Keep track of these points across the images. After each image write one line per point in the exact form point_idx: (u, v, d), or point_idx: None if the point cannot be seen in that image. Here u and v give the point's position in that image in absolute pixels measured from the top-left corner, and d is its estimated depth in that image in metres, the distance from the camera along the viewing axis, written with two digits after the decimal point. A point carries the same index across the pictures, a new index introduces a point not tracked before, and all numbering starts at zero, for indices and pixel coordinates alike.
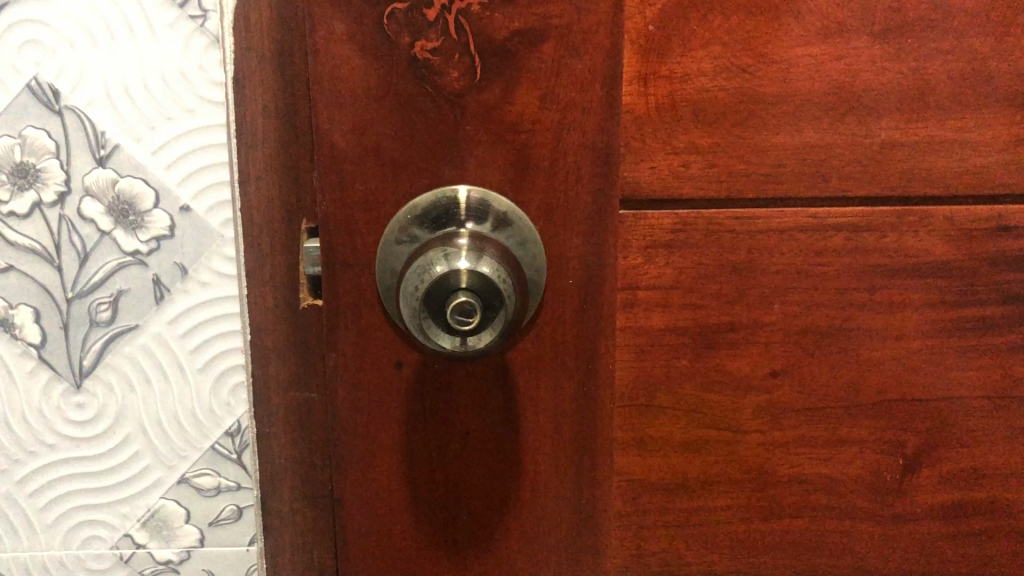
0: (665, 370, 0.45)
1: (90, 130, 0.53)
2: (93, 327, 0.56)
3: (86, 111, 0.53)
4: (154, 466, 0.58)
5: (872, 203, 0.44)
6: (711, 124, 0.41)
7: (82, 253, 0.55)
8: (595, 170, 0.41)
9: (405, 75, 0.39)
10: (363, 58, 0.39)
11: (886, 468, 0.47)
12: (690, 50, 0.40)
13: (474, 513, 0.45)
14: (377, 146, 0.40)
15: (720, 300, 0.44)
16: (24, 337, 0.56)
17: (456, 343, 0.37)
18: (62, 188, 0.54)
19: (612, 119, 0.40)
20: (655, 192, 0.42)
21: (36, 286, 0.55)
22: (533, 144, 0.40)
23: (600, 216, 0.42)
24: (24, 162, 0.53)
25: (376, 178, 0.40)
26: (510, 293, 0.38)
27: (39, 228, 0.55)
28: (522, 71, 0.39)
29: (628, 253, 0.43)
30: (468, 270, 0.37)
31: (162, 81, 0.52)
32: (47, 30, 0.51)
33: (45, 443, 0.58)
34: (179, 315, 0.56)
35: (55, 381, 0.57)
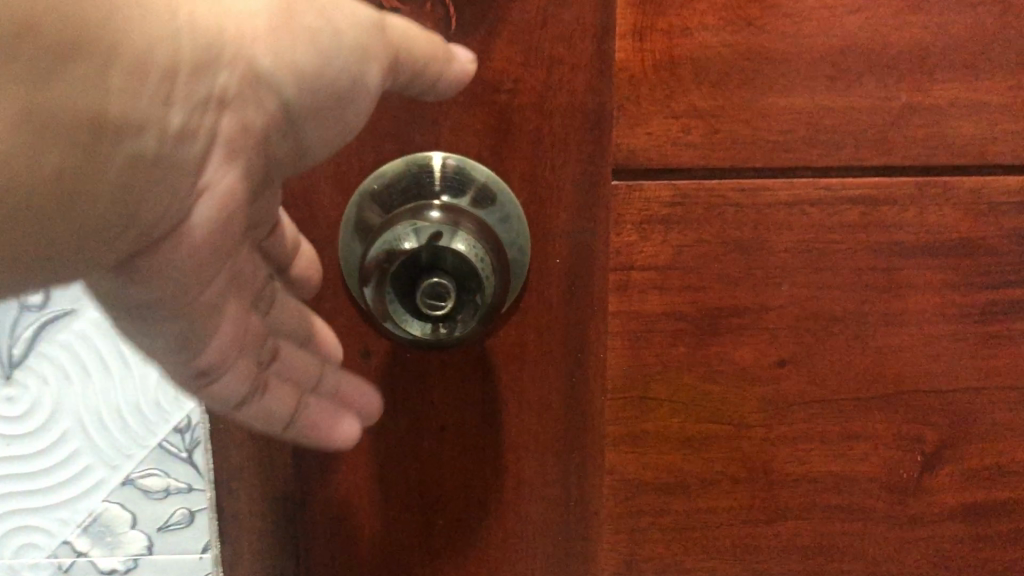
0: (662, 360, 0.40)
1: None
2: (26, 314, 0.63)
3: None
4: (96, 466, 0.65)
5: (890, 173, 0.40)
6: (715, 86, 0.37)
7: None
8: (585, 135, 0.37)
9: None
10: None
11: (904, 466, 0.43)
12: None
13: (451, 517, 0.41)
14: None
15: (724, 281, 0.39)
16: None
17: (428, 331, 0.34)
18: None
19: (603, 78, 0.36)
20: (651, 161, 0.38)
21: None
22: (515, 106, 0.36)
23: (590, 188, 0.38)
24: None
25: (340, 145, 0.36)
26: (492, 275, 0.34)
27: None
28: (501, 22, 0.36)
29: (621, 229, 0.38)
30: (443, 246, 0.33)
31: None
32: None
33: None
34: None
35: None
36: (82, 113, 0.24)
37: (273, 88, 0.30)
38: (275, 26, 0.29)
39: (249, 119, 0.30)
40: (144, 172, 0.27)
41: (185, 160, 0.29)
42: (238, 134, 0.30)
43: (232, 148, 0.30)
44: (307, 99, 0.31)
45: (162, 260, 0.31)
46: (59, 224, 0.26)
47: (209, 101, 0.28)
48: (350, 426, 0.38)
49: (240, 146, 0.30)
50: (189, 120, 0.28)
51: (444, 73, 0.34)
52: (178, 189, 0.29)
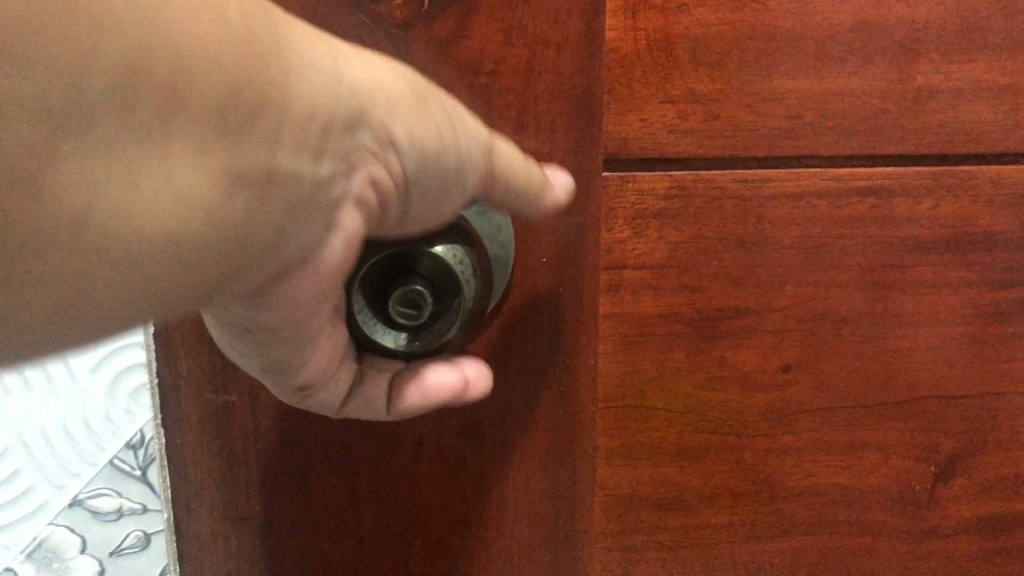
0: (656, 366, 0.36)
1: None
2: None
3: None
4: (41, 485, 0.58)
5: (902, 162, 0.37)
6: (715, 68, 0.34)
7: None
8: (573, 122, 0.34)
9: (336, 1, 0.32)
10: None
11: (914, 477, 0.40)
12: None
13: (429, 537, 0.38)
14: None
15: (724, 281, 0.36)
16: None
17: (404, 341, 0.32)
18: None
19: (592, 58, 0.34)
20: (645, 150, 0.34)
21: None
22: (496, 89, 0.33)
23: (577, 180, 0.35)
24: None
25: None
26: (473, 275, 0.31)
27: None
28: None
29: (612, 224, 0.35)
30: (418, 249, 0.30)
31: None
32: None
33: None
34: None
35: None
36: (243, 166, 0.20)
37: (421, 160, 0.26)
38: (416, 104, 0.25)
39: (388, 185, 0.26)
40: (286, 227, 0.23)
41: (327, 214, 0.24)
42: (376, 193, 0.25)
43: (366, 200, 0.25)
44: (450, 179, 0.27)
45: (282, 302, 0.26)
46: (190, 292, 0.21)
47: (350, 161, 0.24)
48: (439, 378, 0.31)
49: (373, 201, 0.26)
50: (335, 174, 0.23)
51: (536, 179, 0.30)
52: (311, 242, 0.24)
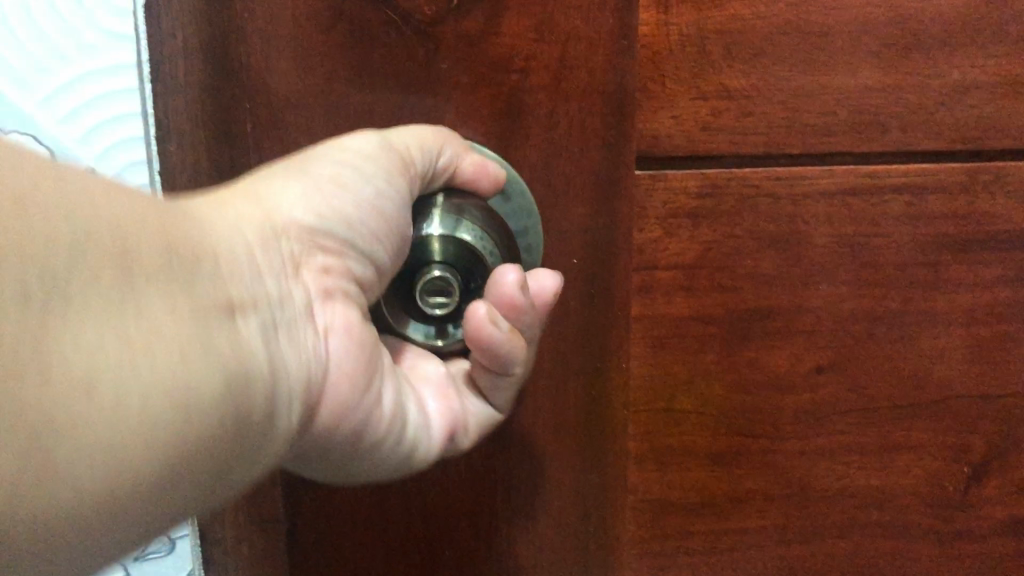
0: (689, 369, 0.36)
1: None
2: None
3: None
4: None
5: (937, 158, 0.36)
6: (747, 63, 0.33)
7: None
8: (605, 119, 0.33)
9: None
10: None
11: (948, 478, 0.39)
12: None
13: (458, 542, 0.37)
14: (329, 90, 0.31)
15: (756, 280, 0.36)
16: None
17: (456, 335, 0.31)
18: None
19: (624, 54, 0.32)
20: (677, 148, 0.33)
21: None
22: (526, 87, 0.32)
23: (609, 179, 0.34)
24: None
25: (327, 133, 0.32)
26: (502, 252, 0.30)
27: None
28: None
29: (644, 225, 0.34)
30: (442, 238, 0.29)
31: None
32: None
33: None
34: None
35: None
36: (195, 305, 0.22)
37: (344, 223, 0.28)
38: (310, 199, 0.27)
39: (336, 267, 0.28)
40: (302, 342, 0.27)
41: (305, 320, 0.27)
42: (332, 277, 0.28)
43: (331, 292, 0.28)
44: (373, 230, 0.29)
45: (333, 416, 0.29)
46: (242, 429, 0.24)
47: (287, 266, 0.27)
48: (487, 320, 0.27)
49: (337, 295, 0.28)
50: (278, 282, 0.26)
51: (451, 147, 0.30)
52: (312, 347, 0.27)
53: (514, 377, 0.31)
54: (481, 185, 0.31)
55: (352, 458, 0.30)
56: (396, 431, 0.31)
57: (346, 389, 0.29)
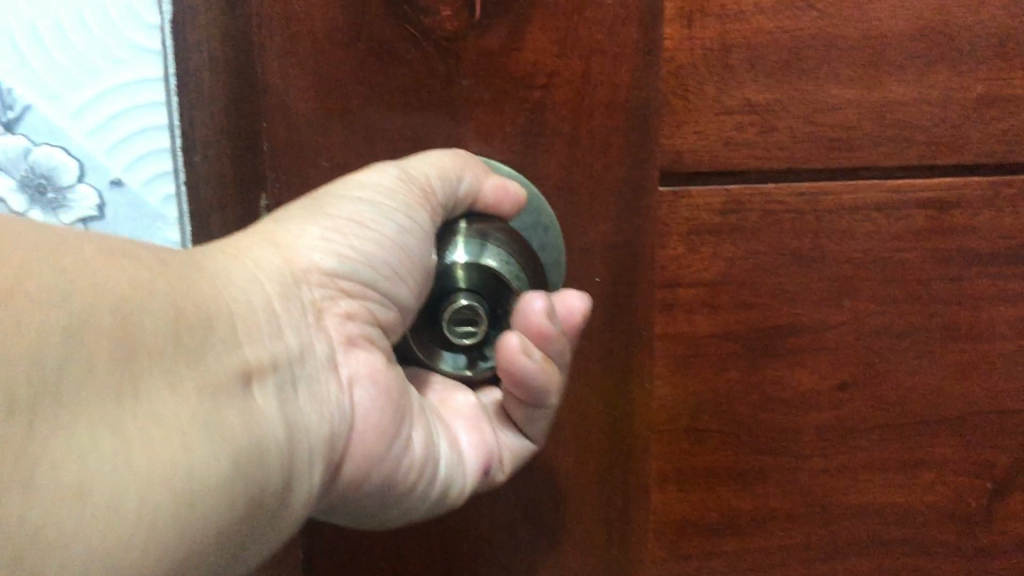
0: (711, 387, 0.35)
1: None
2: None
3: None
4: None
5: (960, 171, 0.35)
6: (771, 77, 0.32)
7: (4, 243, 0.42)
8: (628, 135, 0.32)
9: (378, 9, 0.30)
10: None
11: (970, 494, 0.39)
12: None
13: (478, 566, 0.36)
14: (347, 109, 0.30)
15: (780, 297, 0.35)
16: None
17: (488, 368, 0.30)
18: None
19: (649, 69, 0.32)
20: (700, 164, 0.33)
21: None
22: (548, 103, 0.31)
23: (632, 196, 0.33)
24: None
25: (346, 152, 0.31)
26: (528, 277, 0.29)
27: None
28: (534, 7, 0.30)
29: (666, 242, 0.34)
30: (467, 265, 0.29)
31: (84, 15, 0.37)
32: None
33: None
34: None
35: None
36: (205, 380, 0.22)
37: (366, 265, 0.28)
38: (330, 243, 0.27)
39: (358, 311, 0.28)
40: (324, 395, 0.27)
41: (326, 372, 0.27)
42: (354, 322, 0.28)
43: (353, 339, 0.28)
44: (395, 266, 0.28)
45: (361, 467, 0.28)
46: (263, 497, 0.23)
47: (307, 316, 0.26)
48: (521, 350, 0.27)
49: (360, 341, 0.28)
50: (296, 337, 0.26)
51: (472, 172, 0.29)
52: (335, 399, 0.27)
53: (547, 409, 0.31)
54: (501, 209, 0.30)
55: (385, 505, 0.30)
56: (429, 474, 0.31)
57: (371, 439, 0.28)
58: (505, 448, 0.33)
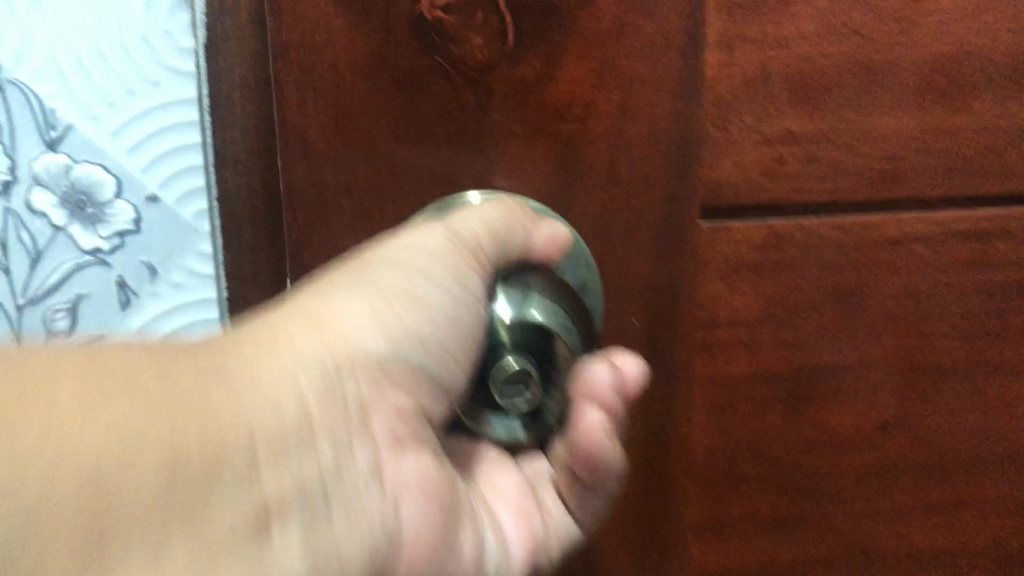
0: (749, 431, 0.34)
1: (39, 110, 0.43)
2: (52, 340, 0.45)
3: (36, 89, 0.43)
4: None
5: (1006, 202, 0.34)
6: (813, 107, 0.31)
7: (33, 252, 0.45)
8: (667, 169, 0.30)
9: (405, 38, 0.28)
10: (343, 15, 0.27)
11: (1012, 534, 0.37)
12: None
13: None
14: (372, 144, 0.28)
15: (821, 335, 0.33)
16: None
17: (539, 433, 0.28)
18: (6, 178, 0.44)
19: (690, 99, 0.30)
20: (740, 198, 0.31)
21: None
22: (584, 136, 0.30)
23: (672, 233, 0.31)
24: None
25: (370, 190, 0.29)
26: (579, 328, 0.27)
27: None
28: (570, 34, 0.28)
29: (705, 280, 0.32)
30: (513, 320, 0.27)
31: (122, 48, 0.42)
32: None
33: None
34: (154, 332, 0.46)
35: None
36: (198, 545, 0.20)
37: (416, 342, 0.27)
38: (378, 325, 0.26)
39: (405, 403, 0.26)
40: (366, 517, 0.24)
41: (369, 491, 0.25)
42: (402, 418, 0.26)
43: (401, 440, 0.26)
44: (442, 341, 0.27)
45: None
46: None
47: (352, 416, 0.24)
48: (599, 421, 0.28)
49: (407, 439, 0.26)
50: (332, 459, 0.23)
51: (521, 226, 0.28)
52: (379, 515, 0.25)
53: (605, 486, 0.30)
54: (533, 246, 0.29)
55: None
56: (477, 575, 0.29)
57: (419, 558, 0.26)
58: (550, 531, 0.32)
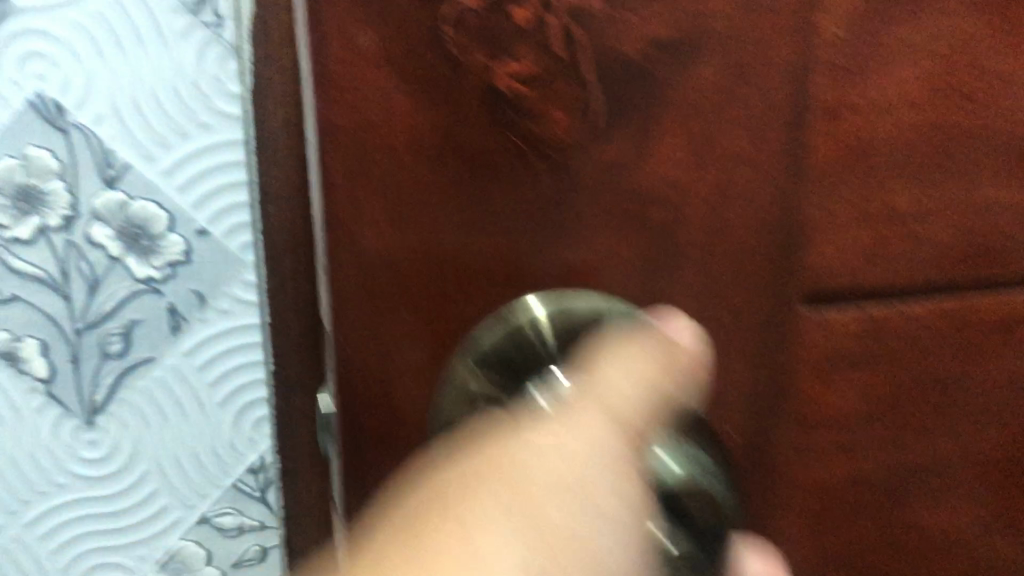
0: (841, 533, 0.30)
1: (96, 146, 0.39)
2: (105, 361, 0.43)
3: (91, 125, 0.39)
4: (172, 507, 0.45)
5: None
6: (923, 183, 0.27)
7: (91, 279, 0.41)
8: (766, 255, 0.27)
9: (473, 111, 0.24)
10: (407, 86, 0.24)
11: None
12: (910, 58, 0.26)
13: None
14: (436, 232, 0.25)
15: (924, 431, 0.30)
16: (30, 370, 0.42)
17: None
18: (68, 213, 0.40)
19: (791, 175, 0.26)
20: (839, 284, 0.28)
21: (39, 316, 0.41)
22: (674, 222, 0.26)
23: (768, 326, 0.28)
24: (27, 184, 0.39)
25: (435, 286, 0.26)
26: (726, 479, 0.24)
27: (44, 254, 0.41)
28: (661, 104, 0.25)
29: (798, 374, 0.28)
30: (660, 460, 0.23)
31: (173, 93, 0.39)
32: (45, 38, 0.38)
33: (57, 482, 0.44)
34: (200, 347, 0.43)
35: (65, 419, 0.43)
36: None
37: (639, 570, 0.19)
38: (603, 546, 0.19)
39: None
40: None
41: None
42: None
43: None
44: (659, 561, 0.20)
45: None
46: None
47: None
48: None
49: None
50: None
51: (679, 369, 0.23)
52: None
53: None
54: (688, 355, 0.25)
55: None
56: None
57: None
58: None
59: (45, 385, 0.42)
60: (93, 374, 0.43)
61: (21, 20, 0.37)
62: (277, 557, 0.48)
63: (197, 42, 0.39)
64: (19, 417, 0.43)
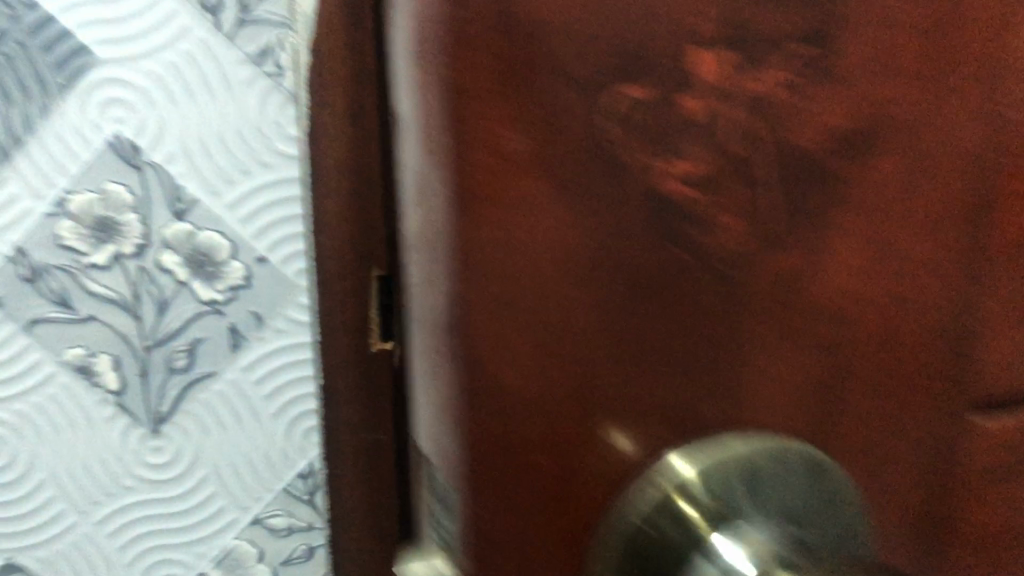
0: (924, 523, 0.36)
1: (171, 185, 0.85)
2: (173, 372, 0.91)
3: (166, 164, 0.84)
4: (224, 503, 0.97)
5: None
6: (968, 222, 0.32)
7: (162, 301, 0.88)
8: (872, 312, 0.31)
9: (651, 236, 0.27)
10: (600, 209, 0.26)
11: None
12: (950, 110, 0.30)
13: None
14: (616, 366, 0.28)
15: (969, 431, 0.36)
16: (105, 381, 0.89)
17: None
18: (141, 242, 0.86)
19: (891, 228, 0.30)
20: (919, 329, 0.32)
21: (115, 332, 0.88)
22: (806, 291, 0.30)
23: (876, 373, 0.32)
24: (108, 218, 0.84)
25: (607, 439, 0.29)
26: None
27: (117, 281, 0.86)
28: (800, 177, 0.28)
29: (892, 405, 0.32)
30: None
31: (237, 136, 0.85)
32: (128, 86, 0.81)
33: (123, 484, 0.93)
34: (255, 364, 0.93)
35: (137, 424, 0.91)
36: None
37: None
38: None
39: None
40: None
41: None
42: None
43: None
44: None
45: None
46: None
47: None
48: None
49: None
50: None
51: None
52: None
53: None
54: None
55: None
56: None
57: None
58: None
59: (116, 396, 0.90)
60: (162, 383, 0.91)
61: (114, 75, 0.81)
62: (319, 552, 1.03)
63: (254, 92, 0.84)
64: (92, 426, 0.90)
